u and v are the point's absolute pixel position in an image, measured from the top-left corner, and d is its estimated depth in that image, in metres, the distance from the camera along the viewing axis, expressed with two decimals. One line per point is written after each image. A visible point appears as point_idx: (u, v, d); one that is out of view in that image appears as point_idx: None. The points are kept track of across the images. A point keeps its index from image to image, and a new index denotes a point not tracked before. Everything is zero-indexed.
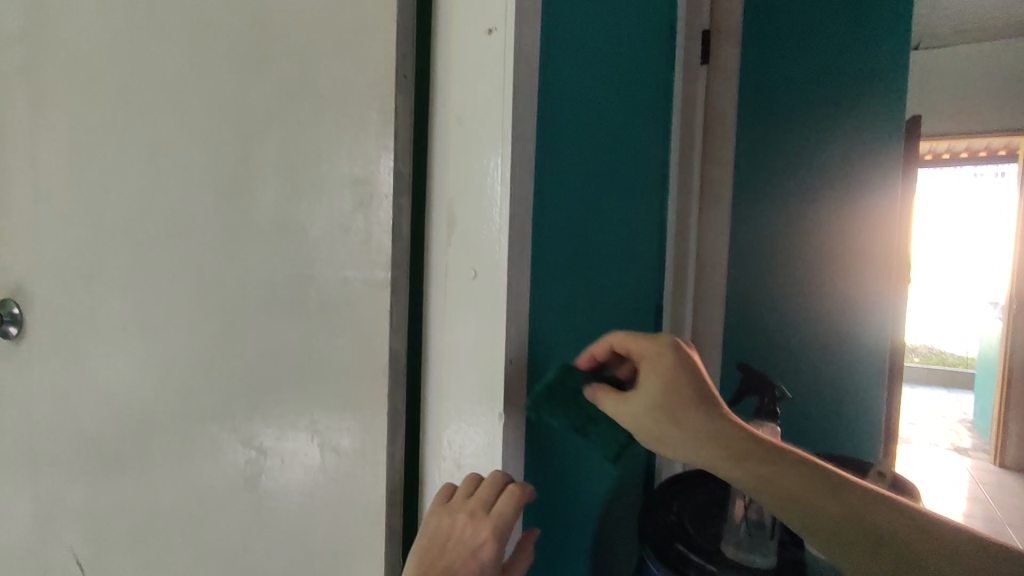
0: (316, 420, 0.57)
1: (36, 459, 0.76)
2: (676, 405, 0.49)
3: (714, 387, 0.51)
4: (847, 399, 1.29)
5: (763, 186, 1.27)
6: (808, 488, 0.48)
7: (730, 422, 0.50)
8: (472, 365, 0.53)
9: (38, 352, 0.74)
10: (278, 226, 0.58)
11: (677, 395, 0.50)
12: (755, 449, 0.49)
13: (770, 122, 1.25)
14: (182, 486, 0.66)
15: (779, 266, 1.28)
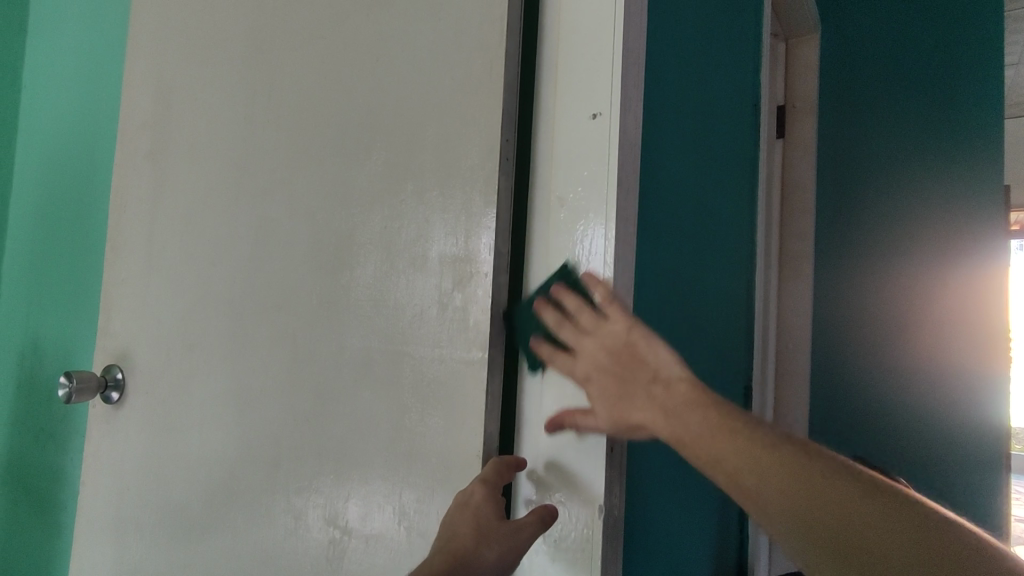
0: (403, 502, 0.55)
1: (123, 524, 0.77)
2: (606, 397, 0.46)
3: (664, 381, 0.45)
4: (960, 458, 1.17)
5: (850, 230, 1.23)
6: (786, 494, 0.41)
7: (673, 419, 0.44)
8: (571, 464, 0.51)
9: (135, 417, 0.76)
10: (375, 301, 0.59)
11: (609, 386, 0.46)
12: (709, 448, 0.43)
13: (855, 169, 1.23)
14: (263, 560, 0.64)
15: (868, 316, 1.21)
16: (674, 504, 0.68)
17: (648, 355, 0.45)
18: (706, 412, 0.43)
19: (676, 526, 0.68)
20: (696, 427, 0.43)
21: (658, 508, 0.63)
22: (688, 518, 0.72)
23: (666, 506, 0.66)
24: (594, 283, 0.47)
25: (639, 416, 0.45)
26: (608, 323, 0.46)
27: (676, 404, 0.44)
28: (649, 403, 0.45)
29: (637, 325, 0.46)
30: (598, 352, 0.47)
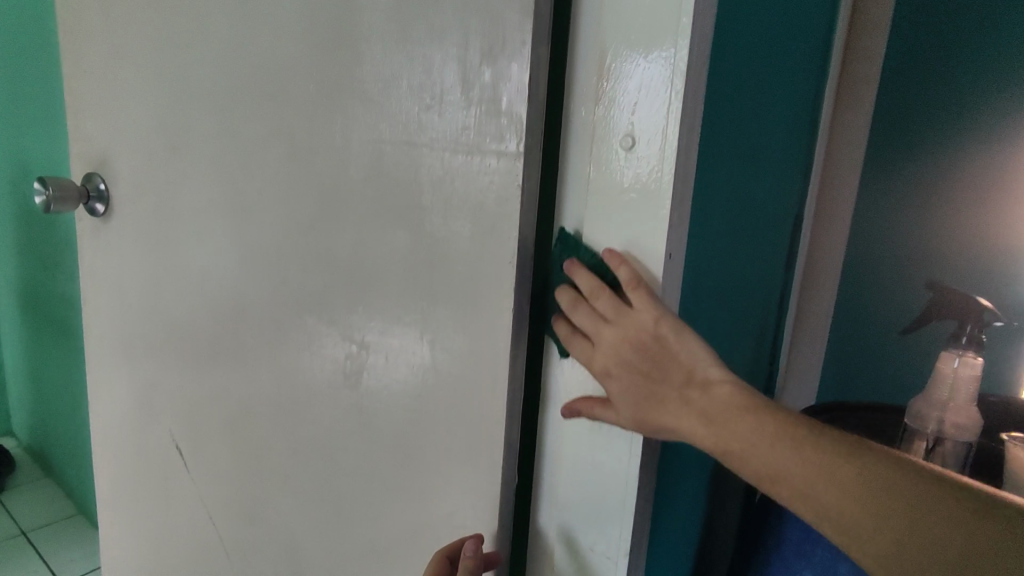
0: (427, 319, 0.50)
1: (132, 343, 0.74)
2: (635, 395, 0.41)
3: (708, 378, 0.39)
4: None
5: (932, 108, 0.81)
6: (845, 504, 0.36)
7: (711, 421, 0.39)
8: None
9: (126, 233, 0.70)
10: (384, 84, 0.48)
11: (635, 386, 0.41)
12: (765, 462, 0.37)
13: (955, 16, 0.79)
14: (278, 376, 0.61)
15: (941, 208, 0.82)
16: (719, 331, 0.64)
17: (675, 348, 0.40)
18: (751, 416, 0.38)
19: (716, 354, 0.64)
20: (743, 440, 0.38)
21: (702, 329, 0.58)
22: (729, 347, 0.68)
23: (711, 330, 0.61)
24: (617, 263, 0.42)
25: (671, 416, 0.40)
26: (628, 313, 0.41)
27: (711, 409, 0.39)
28: (682, 405, 0.40)
29: (667, 316, 0.40)
30: (622, 344, 0.41)
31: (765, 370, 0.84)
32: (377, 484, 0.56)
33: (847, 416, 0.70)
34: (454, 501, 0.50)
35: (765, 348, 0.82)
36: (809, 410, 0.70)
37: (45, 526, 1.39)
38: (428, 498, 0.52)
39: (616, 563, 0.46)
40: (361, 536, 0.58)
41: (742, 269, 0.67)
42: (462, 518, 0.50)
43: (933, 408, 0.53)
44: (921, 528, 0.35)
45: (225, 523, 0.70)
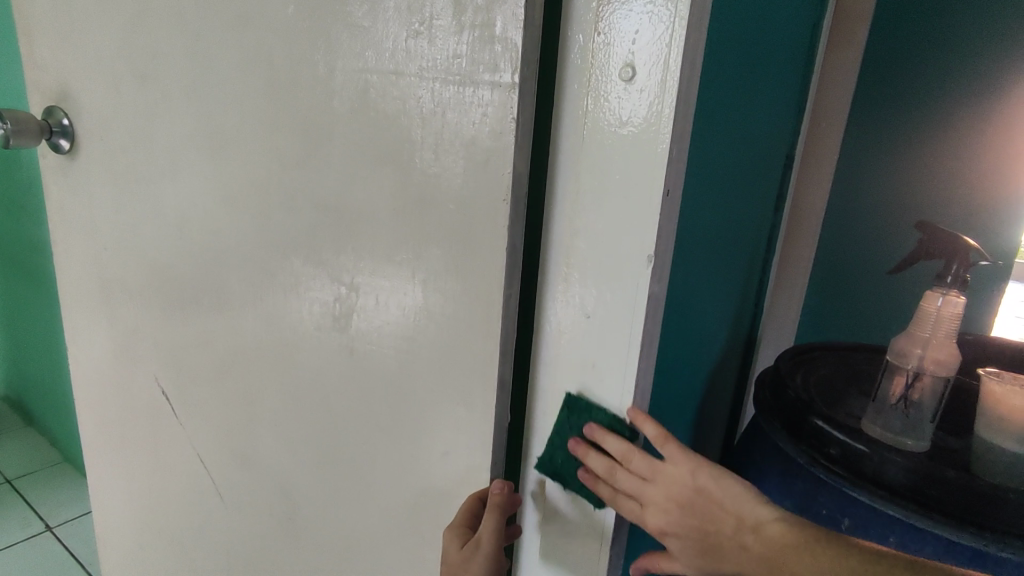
0: (419, 258, 0.49)
1: (109, 286, 0.71)
2: (692, 552, 0.44)
3: (760, 518, 0.43)
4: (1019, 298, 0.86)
5: (933, 34, 0.80)
6: None
7: (772, 564, 0.42)
8: (590, 289, 0.45)
9: (95, 170, 0.66)
10: (370, 9, 0.46)
11: (691, 541, 0.44)
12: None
13: None
14: (264, 320, 0.60)
15: (928, 138, 0.83)
16: (708, 272, 0.64)
17: (723, 498, 0.43)
18: (809, 551, 0.42)
19: (705, 295, 0.65)
20: (805, 573, 0.41)
21: (694, 269, 0.58)
22: (717, 288, 0.68)
23: (702, 269, 0.61)
24: (644, 420, 0.44)
25: (733, 562, 0.43)
26: (668, 470, 0.44)
27: (771, 552, 0.42)
28: (741, 550, 0.43)
29: (703, 466, 0.44)
30: (670, 504, 0.44)
31: (750, 312, 0.85)
32: (370, 424, 0.56)
33: (830, 357, 0.72)
34: (448, 439, 0.51)
35: (750, 290, 0.82)
36: (793, 351, 0.71)
37: (30, 473, 1.38)
38: (421, 436, 0.52)
39: None
40: (355, 475, 0.58)
41: (733, 209, 0.66)
42: (456, 456, 0.51)
43: (915, 345, 0.55)
44: None
45: (217, 466, 0.70)
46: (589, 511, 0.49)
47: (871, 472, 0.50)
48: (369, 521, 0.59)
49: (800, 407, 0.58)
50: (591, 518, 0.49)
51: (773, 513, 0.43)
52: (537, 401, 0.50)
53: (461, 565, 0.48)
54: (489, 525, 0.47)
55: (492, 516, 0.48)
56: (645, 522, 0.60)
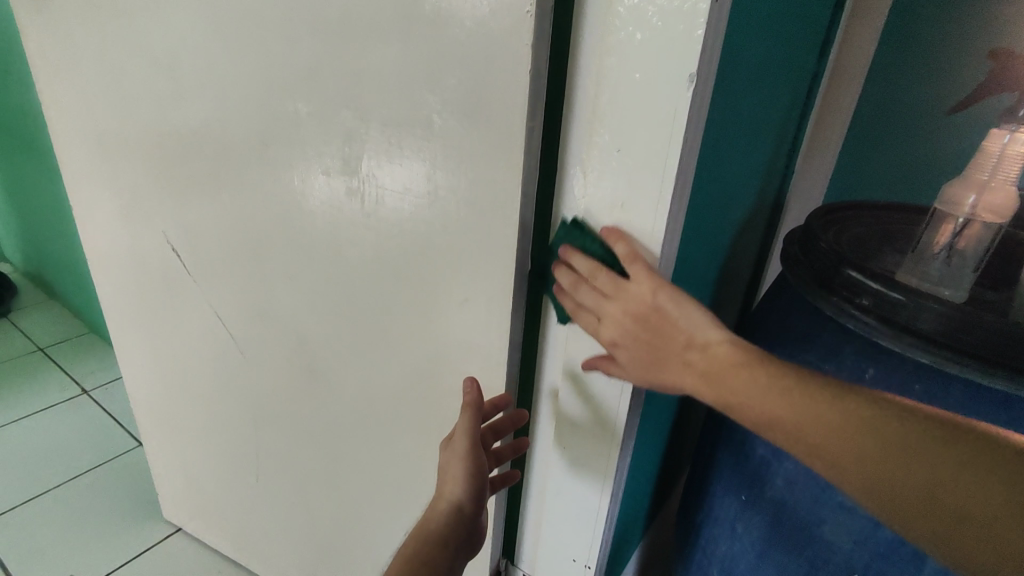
0: (432, 89, 0.45)
1: (104, 138, 0.68)
2: (640, 359, 0.44)
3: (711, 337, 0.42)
4: None
5: None
6: (839, 450, 0.38)
7: (714, 380, 0.41)
8: (624, 122, 0.42)
9: (69, 2, 0.60)
10: None
11: (641, 351, 0.44)
12: (762, 407, 0.39)
13: None
14: (272, 169, 0.57)
15: None
16: (746, 120, 0.59)
17: (677, 316, 0.42)
18: (753, 373, 0.40)
19: (740, 146, 0.60)
20: (741, 393, 0.40)
21: (732, 111, 0.54)
22: (752, 140, 0.64)
23: (740, 114, 0.57)
24: (616, 241, 0.45)
25: (677, 375, 0.43)
26: (628, 286, 0.43)
27: (715, 371, 0.41)
28: (684, 366, 0.42)
29: (664, 286, 0.42)
30: (625, 315, 0.44)
31: (780, 173, 0.81)
32: (387, 273, 0.55)
33: (861, 218, 0.68)
34: (467, 285, 0.51)
35: (782, 150, 0.78)
36: (823, 210, 0.67)
37: (61, 343, 1.43)
38: (441, 283, 0.52)
39: None
40: (372, 325, 0.59)
41: (777, 49, 0.60)
42: (475, 304, 0.51)
43: (968, 191, 0.51)
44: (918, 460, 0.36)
45: (235, 322, 0.70)
46: None
47: (902, 321, 0.49)
48: (391, 371, 0.60)
49: (834, 257, 0.56)
50: None
51: (725, 337, 0.42)
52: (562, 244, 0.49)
53: (447, 462, 0.51)
54: (462, 422, 0.50)
55: (465, 414, 0.50)
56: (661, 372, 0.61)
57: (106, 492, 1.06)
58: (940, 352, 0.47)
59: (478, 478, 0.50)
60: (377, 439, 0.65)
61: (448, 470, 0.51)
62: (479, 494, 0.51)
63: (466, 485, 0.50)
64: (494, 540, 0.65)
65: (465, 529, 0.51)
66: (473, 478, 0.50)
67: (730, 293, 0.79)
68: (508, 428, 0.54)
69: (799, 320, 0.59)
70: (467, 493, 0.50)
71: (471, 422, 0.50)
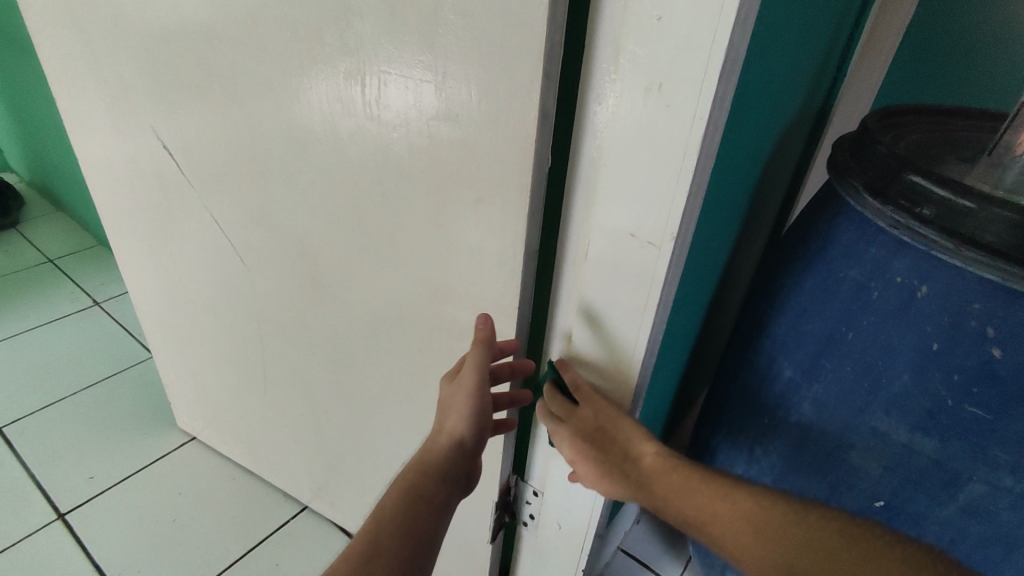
0: None
1: (83, 22, 0.61)
2: (592, 467, 0.53)
3: (644, 445, 0.53)
4: None
5: None
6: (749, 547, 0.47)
7: (648, 494, 0.53)
8: None
9: None
10: None
11: (592, 463, 0.53)
12: (683, 510, 0.51)
13: None
14: (265, 54, 0.51)
15: None
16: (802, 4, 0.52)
17: (622, 429, 0.52)
18: (671, 477, 0.52)
19: (793, 36, 0.53)
20: (667, 493, 0.52)
21: None
22: (806, 31, 0.56)
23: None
24: (567, 369, 0.53)
25: (619, 487, 0.53)
26: (580, 411, 0.53)
27: (646, 480, 0.53)
28: (626, 478, 0.53)
29: (610, 406, 0.52)
30: (580, 441, 0.53)
31: (829, 78, 0.73)
32: (392, 173, 0.50)
33: (924, 124, 0.59)
34: (480, 185, 0.46)
35: (834, 50, 0.70)
36: (881, 114, 0.58)
37: (71, 255, 1.41)
38: (451, 184, 0.47)
39: (659, 250, 0.44)
40: (378, 232, 0.54)
41: None
42: (489, 206, 0.46)
43: None
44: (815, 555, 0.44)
45: (235, 229, 0.66)
46: (637, 263, 0.45)
47: (968, 234, 0.44)
48: (398, 282, 0.56)
49: (892, 158, 0.49)
50: (642, 269, 0.45)
51: (655, 449, 0.53)
52: (587, 142, 0.44)
53: (450, 397, 0.50)
54: (472, 358, 0.49)
55: (476, 351, 0.49)
56: (685, 288, 0.57)
57: (122, 401, 1.07)
58: (988, 258, 0.43)
59: (481, 417, 0.50)
60: (385, 353, 0.63)
61: (452, 405, 0.50)
62: (480, 431, 0.50)
63: (470, 422, 0.49)
64: (505, 455, 0.63)
65: (463, 467, 0.51)
66: (476, 417, 0.49)
67: (764, 210, 0.73)
68: (507, 375, 0.54)
69: (843, 233, 0.54)
70: (469, 431, 0.50)
71: (481, 357, 0.49)
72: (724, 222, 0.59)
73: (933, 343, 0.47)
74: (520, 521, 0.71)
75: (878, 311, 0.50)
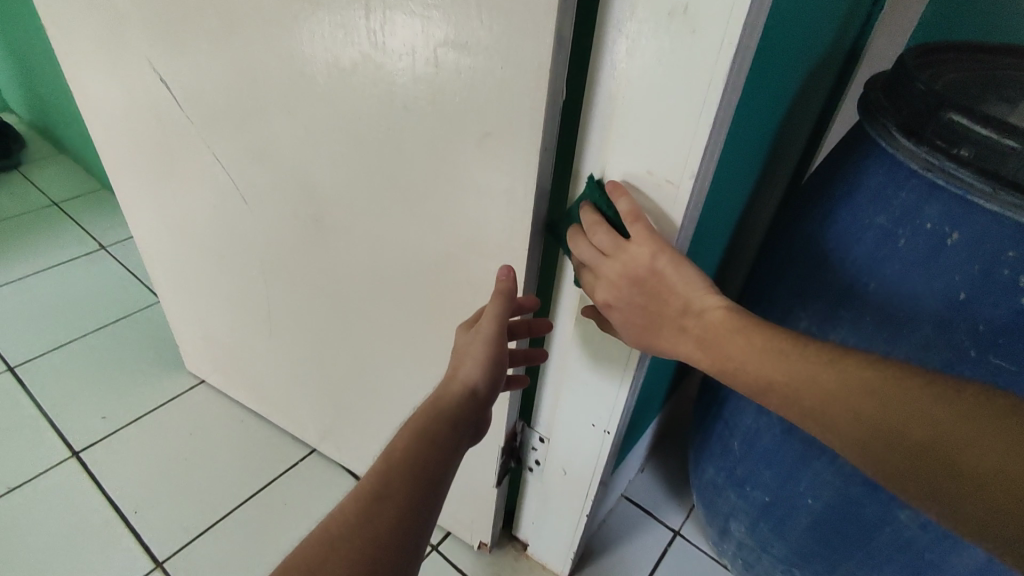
0: None
1: None
2: (634, 321, 0.45)
3: (704, 304, 0.41)
4: None
5: None
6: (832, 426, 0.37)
7: (710, 347, 0.41)
8: None
9: None
10: None
11: (635, 313, 0.44)
12: (760, 368, 0.40)
13: None
14: None
15: None
16: None
17: (675, 282, 0.41)
18: (745, 334, 0.40)
19: None
20: (736, 359, 0.40)
21: None
22: None
23: None
24: (618, 196, 0.43)
25: (668, 343, 0.43)
26: (628, 248, 0.42)
27: (709, 335, 0.41)
28: (679, 332, 0.42)
29: (665, 250, 0.41)
30: (623, 279, 0.43)
31: (862, 13, 0.69)
32: (397, 105, 0.48)
33: (966, 58, 0.55)
34: (490, 118, 0.43)
35: None
36: (919, 48, 0.54)
37: (75, 198, 1.40)
38: (459, 116, 0.45)
39: (679, 189, 0.42)
40: (383, 169, 0.52)
41: None
42: (500, 141, 0.44)
43: None
44: (906, 430, 0.35)
45: (237, 167, 0.64)
46: (654, 203, 0.43)
47: (1010, 175, 0.41)
48: (404, 222, 0.55)
49: (930, 94, 0.46)
50: (659, 210, 0.44)
51: (720, 302, 0.41)
52: (604, 72, 0.41)
53: (466, 344, 0.49)
54: (492, 306, 0.48)
55: (498, 299, 0.48)
56: (702, 233, 0.55)
57: (131, 343, 1.08)
58: None
59: (497, 365, 0.48)
60: (391, 295, 0.61)
61: (467, 350, 0.48)
62: (494, 381, 0.48)
63: (485, 366, 0.47)
64: (513, 401, 0.63)
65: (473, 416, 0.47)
66: (493, 363, 0.47)
67: (785, 155, 0.70)
68: (523, 333, 0.52)
69: (871, 177, 0.51)
70: (483, 377, 0.47)
71: (502, 307, 0.48)
72: (744, 164, 0.56)
73: (961, 292, 0.45)
74: (527, 466, 0.71)
75: (902, 258, 0.48)
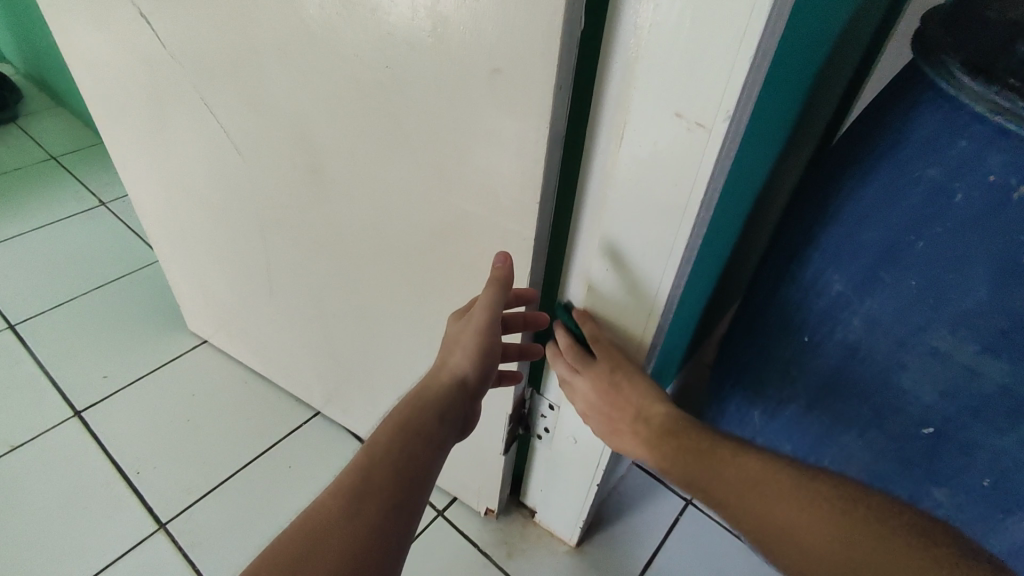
0: None
1: None
2: (602, 421, 0.54)
3: (653, 413, 0.51)
4: None
5: None
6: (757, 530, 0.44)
7: (658, 451, 0.50)
8: None
9: None
10: None
11: (602, 417, 0.54)
12: (704, 478, 0.47)
13: None
14: None
15: None
16: None
17: (631, 393, 0.51)
18: (679, 445, 0.49)
19: None
20: (675, 462, 0.49)
21: None
22: None
23: None
24: (583, 320, 0.52)
25: (627, 443, 0.53)
26: (593, 365, 0.52)
27: (654, 440, 0.50)
28: (634, 435, 0.52)
29: (622, 366, 0.50)
30: (592, 391, 0.53)
31: None
32: (396, 40, 0.43)
33: None
34: (500, 53, 0.38)
35: None
36: None
37: (74, 152, 1.36)
38: (464, 52, 0.40)
39: (711, 133, 0.37)
40: (381, 114, 0.48)
41: None
42: (510, 79, 0.39)
43: None
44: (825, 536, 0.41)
45: (227, 113, 0.60)
46: (682, 150, 0.39)
47: None
48: (405, 173, 0.50)
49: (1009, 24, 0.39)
50: (687, 158, 0.39)
51: (667, 410, 0.51)
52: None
53: (457, 334, 0.48)
54: (484, 293, 0.47)
55: (491, 286, 0.46)
56: (731, 186, 0.50)
57: (132, 301, 1.06)
58: None
59: (487, 357, 0.47)
60: (392, 252, 0.58)
61: (457, 341, 0.48)
62: (484, 372, 0.48)
63: (475, 359, 0.47)
64: (521, 366, 0.60)
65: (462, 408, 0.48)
66: (482, 355, 0.47)
67: (821, 103, 0.64)
68: (518, 326, 0.52)
69: (923, 125, 0.46)
70: (473, 367, 0.47)
71: (494, 295, 0.46)
72: (778, 112, 0.51)
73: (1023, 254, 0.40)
74: (535, 434, 0.69)
75: (955, 216, 0.43)
